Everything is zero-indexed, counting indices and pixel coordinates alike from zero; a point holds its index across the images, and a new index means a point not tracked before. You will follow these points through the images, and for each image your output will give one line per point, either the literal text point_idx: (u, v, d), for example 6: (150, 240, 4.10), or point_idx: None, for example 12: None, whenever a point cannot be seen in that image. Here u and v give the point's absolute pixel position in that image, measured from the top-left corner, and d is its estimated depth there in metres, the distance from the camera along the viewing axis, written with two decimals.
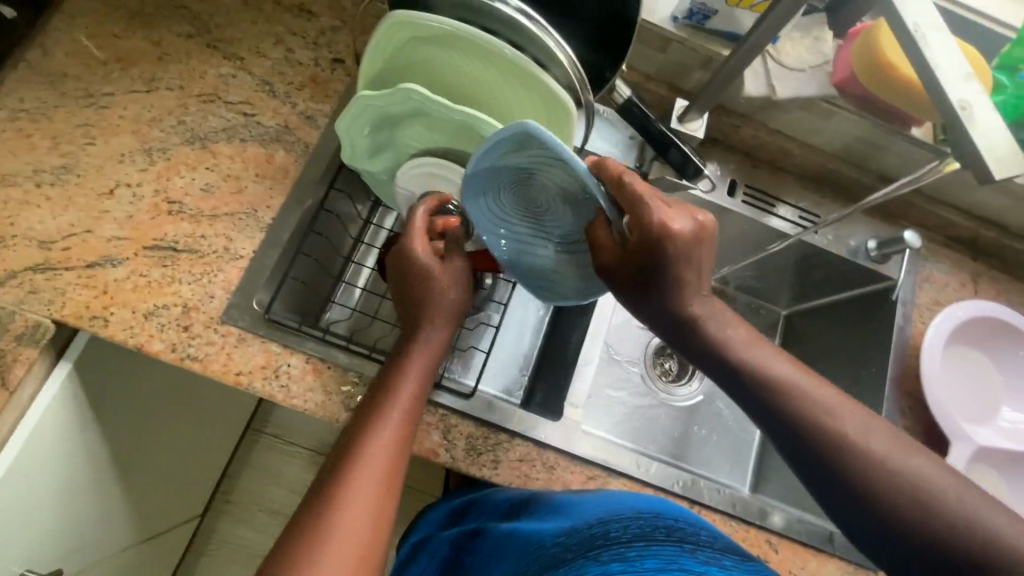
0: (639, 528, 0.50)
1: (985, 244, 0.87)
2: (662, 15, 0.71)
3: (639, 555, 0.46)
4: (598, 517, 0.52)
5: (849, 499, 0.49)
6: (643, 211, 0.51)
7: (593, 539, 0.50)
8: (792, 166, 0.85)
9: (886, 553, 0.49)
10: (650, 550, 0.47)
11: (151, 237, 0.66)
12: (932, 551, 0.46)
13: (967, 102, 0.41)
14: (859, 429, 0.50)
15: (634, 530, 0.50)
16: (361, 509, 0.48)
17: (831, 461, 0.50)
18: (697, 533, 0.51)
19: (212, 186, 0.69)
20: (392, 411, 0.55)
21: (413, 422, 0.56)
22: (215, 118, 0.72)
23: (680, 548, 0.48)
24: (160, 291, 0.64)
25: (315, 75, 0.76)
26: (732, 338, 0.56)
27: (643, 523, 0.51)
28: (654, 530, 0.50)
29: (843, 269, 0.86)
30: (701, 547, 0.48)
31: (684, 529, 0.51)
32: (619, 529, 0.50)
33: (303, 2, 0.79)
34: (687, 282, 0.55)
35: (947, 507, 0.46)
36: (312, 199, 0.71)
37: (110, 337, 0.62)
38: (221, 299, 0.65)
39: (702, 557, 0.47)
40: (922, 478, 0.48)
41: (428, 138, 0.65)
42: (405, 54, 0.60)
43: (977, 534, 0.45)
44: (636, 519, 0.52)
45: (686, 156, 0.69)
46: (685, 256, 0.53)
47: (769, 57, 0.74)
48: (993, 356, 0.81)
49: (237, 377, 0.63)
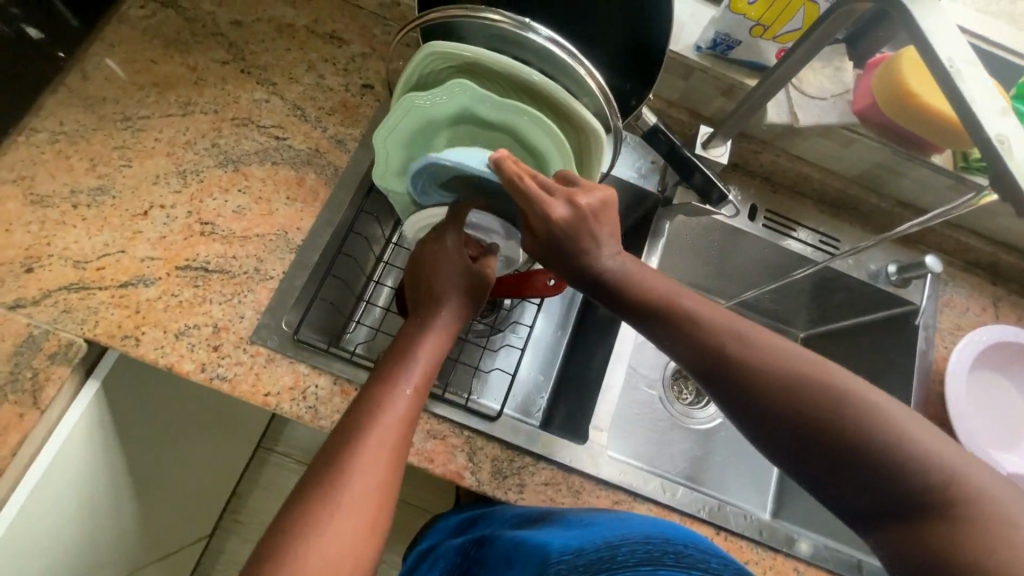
0: (642, 551, 0.42)
1: (1005, 269, 0.87)
2: (686, 44, 0.73)
3: None
4: (607, 541, 0.45)
5: (808, 453, 0.45)
6: (534, 200, 0.52)
7: (599, 560, 0.43)
8: (812, 192, 0.86)
9: (874, 526, 0.43)
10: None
11: (183, 257, 0.67)
12: (914, 512, 0.41)
13: (1004, 137, 0.42)
14: (814, 378, 0.46)
15: (640, 555, 0.42)
16: (342, 529, 0.44)
17: (796, 421, 0.46)
18: (710, 561, 0.41)
19: (243, 208, 0.70)
20: (381, 417, 0.50)
21: (405, 428, 0.51)
22: (247, 141, 0.73)
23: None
24: (191, 311, 0.65)
25: (345, 101, 0.78)
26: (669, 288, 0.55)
27: (647, 548, 0.43)
28: (663, 555, 0.42)
29: (863, 293, 0.86)
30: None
31: (697, 555, 0.42)
32: (625, 553, 0.43)
33: (334, 30, 0.81)
34: (593, 242, 0.55)
35: (922, 465, 0.41)
36: (342, 222, 0.72)
37: (141, 357, 0.62)
38: (250, 320, 0.66)
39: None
40: (894, 434, 0.43)
41: None
42: (438, 79, 0.61)
43: (962, 492, 0.40)
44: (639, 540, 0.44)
45: (709, 181, 0.69)
46: (580, 229, 0.54)
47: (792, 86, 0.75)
48: (1017, 382, 0.81)
49: (266, 398, 0.63)
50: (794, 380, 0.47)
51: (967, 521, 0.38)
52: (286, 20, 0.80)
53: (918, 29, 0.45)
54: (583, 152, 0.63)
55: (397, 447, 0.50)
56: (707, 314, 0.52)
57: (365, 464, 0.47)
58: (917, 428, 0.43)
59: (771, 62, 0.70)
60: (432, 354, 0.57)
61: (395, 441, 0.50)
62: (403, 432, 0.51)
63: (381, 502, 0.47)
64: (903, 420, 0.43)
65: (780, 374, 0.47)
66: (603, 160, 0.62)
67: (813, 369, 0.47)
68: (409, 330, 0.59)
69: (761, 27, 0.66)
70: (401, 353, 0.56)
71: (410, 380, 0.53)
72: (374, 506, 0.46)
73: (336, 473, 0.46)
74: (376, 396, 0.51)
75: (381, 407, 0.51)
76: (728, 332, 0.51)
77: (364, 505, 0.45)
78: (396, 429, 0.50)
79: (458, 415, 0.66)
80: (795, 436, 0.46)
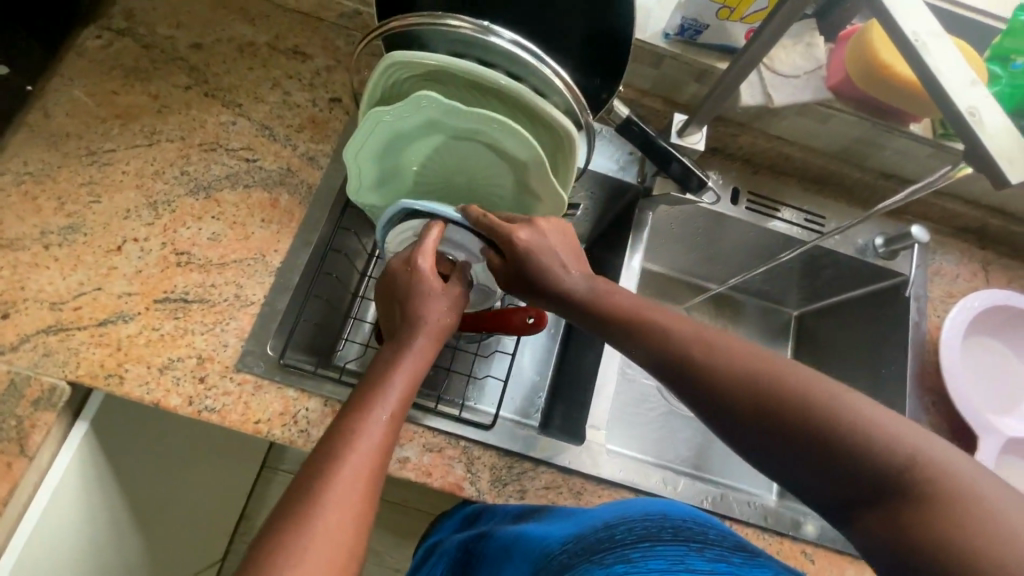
0: (641, 529, 0.43)
1: (992, 232, 0.87)
2: (653, 32, 0.71)
3: (643, 555, 0.39)
4: (604, 521, 0.46)
5: (776, 452, 0.44)
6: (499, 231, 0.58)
7: (597, 542, 0.43)
8: (793, 170, 0.85)
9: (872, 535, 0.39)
10: (656, 551, 0.40)
11: (161, 290, 0.66)
12: (907, 506, 0.38)
13: (975, 108, 0.41)
14: (777, 374, 0.45)
15: (639, 531, 0.43)
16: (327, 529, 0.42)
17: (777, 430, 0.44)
18: (709, 532, 0.43)
19: (218, 234, 0.69)
20: (373, 420, 0.49)
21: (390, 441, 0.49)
22: (217, 166, 0.72)
23: (686, 548, 0.40)
24: (174, 344, 0.64)
25: (314, 116, 0.76)
26: (629, 303, 0.55)
27: (646, 525, 0.44)
28: (660, 530, 0.43)
29: (853, 268, 0.86)
30: (712, 545, 0.41)
31: (694, 529, 0.43)
32: (624, 531, 0.43)
33: (297, 45, 0.80)
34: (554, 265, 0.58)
35: (905, 458, 0.39)
36: (319, 241, 0.71)
37: (127, 395, 0.61)
38: (235, 347, 0.65)
39: (712, 556, 0.39)
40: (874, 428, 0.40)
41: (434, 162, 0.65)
42: (402, 86, 0.60)
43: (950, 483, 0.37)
44: (637, 519, 0.45)
45: (687, 169, 0.69)
46: (544, 252, 0.58)
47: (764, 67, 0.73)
48: (1011, 344, 0.80)
49: (256, 426, 0.62)
50: (766, 383, 0.45)
51: (928, 499, 0.37)
52: (246, 38, 0.79)
53: (883, 4, 0.43)
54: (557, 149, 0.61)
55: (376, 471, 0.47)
56: (669, 321, 0.51)
57: (341, 489, 0.44)
58: (885, 417, 0.41)
59: (741, 44, 0.69)
60: (408, 379, 0.54)
61: (373, 469, 0.47)
62: (379, 459, 0.48)
63: (356, 533, 0.44)
64: (871, 410, 0.41)
65: (737, 373, 0.46)
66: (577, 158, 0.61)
67: (777, 367, 0.46)
68: (384, 355, 0.56)
69: (727, 9, 0.64)
70: (377, 378, 0.53)
71: (387, 404, 0.51)
72: (348, 536, 0.43)
73: (309, 502, 0.43)
74: (352, 421, 0.49)
75: (359, 428, 0.48)
76: (689, 336, 0.50)
77: (338, 535, 0.42)
78: (372, 457, 0.47)
79: (453, 426, 0.66)
80: (762, 437, 0.44)
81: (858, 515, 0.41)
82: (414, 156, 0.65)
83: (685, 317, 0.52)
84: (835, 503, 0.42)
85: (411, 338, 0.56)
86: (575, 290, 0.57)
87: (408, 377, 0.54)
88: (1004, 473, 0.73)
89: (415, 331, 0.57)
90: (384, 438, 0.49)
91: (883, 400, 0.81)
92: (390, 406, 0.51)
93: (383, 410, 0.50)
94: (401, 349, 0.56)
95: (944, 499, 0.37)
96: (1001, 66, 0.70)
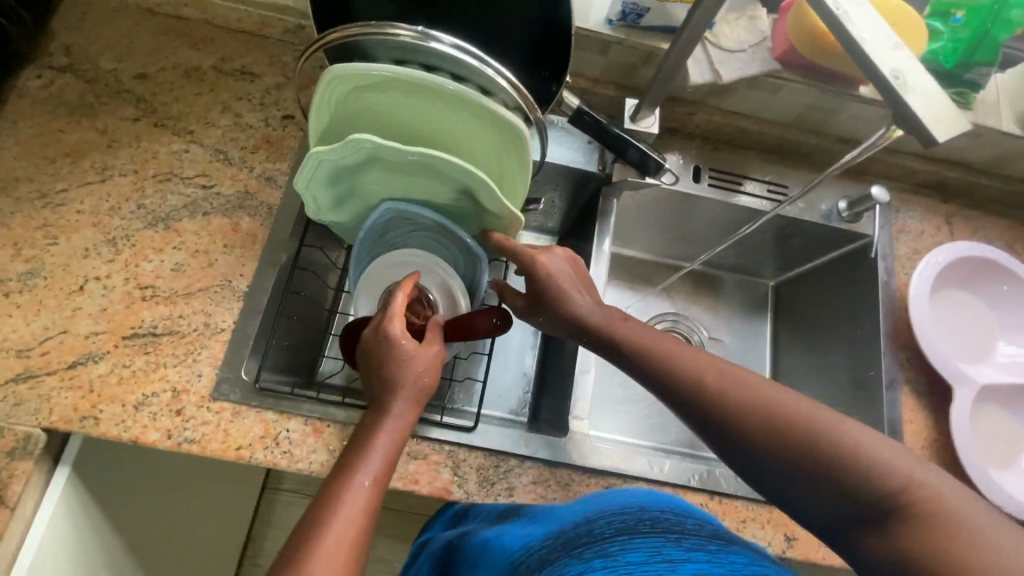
0: (620, 523, 0.44)
1: (953, 184, 0.88)
2: (596, 19, 0.71)
3: (621, 548, 0.40)
4: (585, 517, 0.47)
5: (780, 473, 0.47)
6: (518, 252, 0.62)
7: (577, 537, 0.44)
8: (752, 143, 0.86)
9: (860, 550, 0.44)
10: (633, 543, 0.40)
11: (128, 326, 0.65)
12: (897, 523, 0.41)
13: (899, 71, 0.42)
14: (782, 404, 0.48)
15: (617, 525, 0.43)
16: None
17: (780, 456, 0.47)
18: (685, 522, 0.44)
19: (182, 264, 0.68)
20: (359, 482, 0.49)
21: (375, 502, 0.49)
22: (174, 196, 0.71)
23: (664, 539, 0.41)
24: (147, 379, 0.63)
25: (268, 136, 0.76)
26: (638, 336, 0.57)
27: (626, 520, 0.44)
28: (638, 523, 0.43)
29: (820, 234, 0.87)
30: (689, 534, 0.41)
31: (672, 521, 0.44)
32: (602, 526, 0.44)
33: (244, 65, 0.79)
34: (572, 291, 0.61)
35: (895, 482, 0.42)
36: (285, 261, 0.71)
37: (104, 435, 0.61)
38: (209, 376, 0.64)
39: (690, 545, 0.40)
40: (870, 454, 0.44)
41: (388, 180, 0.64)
42: (347, 104, 0.60)
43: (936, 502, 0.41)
44: (617, 515, 0.46)
45: (644, 154, 0.71)
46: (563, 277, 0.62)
47: (710, 44, 0.74)
48: (977, 294, 0.82)
49: (238, 452, 0.62)
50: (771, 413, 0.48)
51: (916, 517, 0.41)
52: (191, 63, 0.78)
53: None
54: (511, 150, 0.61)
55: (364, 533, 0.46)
56: (678, 353, 0.54)
57: (322, 561, 0.43)
58: (880, 444, 0.44)
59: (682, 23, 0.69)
60: (390, 443, 0.53)
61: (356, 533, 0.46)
62: (364, 526, 0.47)
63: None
64: (867, 438, 0.45)
65: (743, 404, 0.49)
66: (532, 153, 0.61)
67: (782, 398, 0.48)
68: (367, 421, 0.55)
69: None
70: (358, 444, 0.53)
71: (369, 471, 0.50)
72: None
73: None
74: (332, 489, 0.48)
75: (344, 492, 0.48)
76: (696, 366, 0.53)
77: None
78: (354, 528, 0.46)
79: (434, 432, 0.66)
80: (767, 461, 0.47)
81: (856, 530, 0.44)
82: (369, 179, 0.64)
83: (695, 349, 0.54)
84: (832, 519, 0.45)
85: (388, 402, 0.56)
86: (589, 318, 0.60)
87: (389, 441, 0.54)
88: (980, 420, 0.74)
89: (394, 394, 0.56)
90: (367, 503, 0.48)
91: (860, 361, 0.82)
92: (372, 473, 0.50)
93: (363, 478, 0.49)
94: (380, 414, 0.55)
95: (929, 514, 0.40)
96: (942, 21, 0.72)
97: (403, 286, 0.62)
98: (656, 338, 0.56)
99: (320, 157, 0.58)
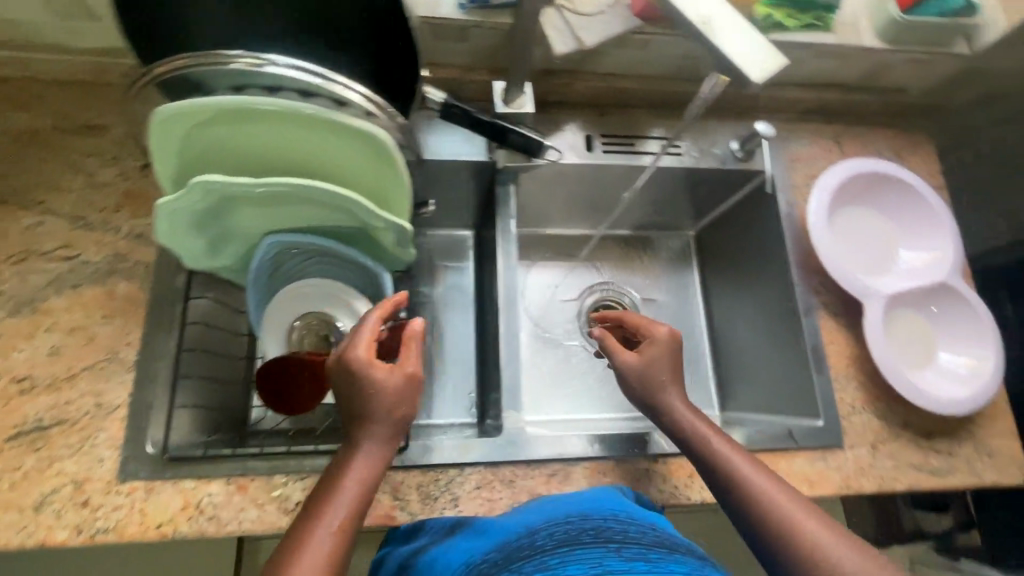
0: (562, 535, 0.44)
1: (835, 106, 0.91)
2: (447, 8, 0.69)
3: (560, 563, 0.40)
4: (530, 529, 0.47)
5: (748, 524, 0.54)
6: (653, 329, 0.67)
7: (517, 551, 0.44)
8: (637, 102, 0.85)
9: None
10: (574, 556, 0.40)
11: (9, 425, 0.60)
12: None
13: (707, 20, 0.53)
14: (788, 501, 0.54)
15: (559, 537, 0.43)
16: None
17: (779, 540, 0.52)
18: (629, 530, 0.44)
19: (58, 346, 0.63)
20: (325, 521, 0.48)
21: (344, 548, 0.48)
22: (35, 275, 0.66)
23: (604, 549, 0.41)
24: (42, 477, 0.59)
25: (129, 190, 0.71)
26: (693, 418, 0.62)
27: (568, 531, 0.44)
28: (580, 533, 0.43)
29: (720, 179, 0.88)
30: (629, 543, 0.42)
31: (614, 529, 0.44)
32: (545, 539, 0.44)
33: (88, 119, 0.73)
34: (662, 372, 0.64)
35: None
36: (174, 319, 0.66)
37: (4, 546, 0.56)
38: (112, 459, 0.60)
39: (628, 554, 0.40)
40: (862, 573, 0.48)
41: (266, 216, 0.62)
42: (194, 142, 0.54)
43: None
44: (560, 526, 0.45)
45: (525, 138, 0.69)
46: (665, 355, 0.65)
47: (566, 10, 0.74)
48: (874, 208, 0.85)
49: (160, 530, 0.59)
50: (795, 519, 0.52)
51: None
52: (28, 128, 0.71)
53: None
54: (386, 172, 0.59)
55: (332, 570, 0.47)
56: (733, 456, 0.58)
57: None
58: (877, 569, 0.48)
59: None
60: (363, 477, 0.52)
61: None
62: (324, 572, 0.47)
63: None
64: (866, 563, 0.49)
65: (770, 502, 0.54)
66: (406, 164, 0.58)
67: (788, 499, 0.54)
68: (355, 443, 0.53)
69: None
70: (336, 475, 0.52)
71: (342, 504, 0.50)
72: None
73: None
74: (312, 518, 0.49)
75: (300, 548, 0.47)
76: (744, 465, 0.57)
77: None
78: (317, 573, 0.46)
79: None
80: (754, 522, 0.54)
81: None
82: (240, 217, 0.61)
83: (751, 460, 0.58)
84: None
85: (370, 428, 0.53)
86: (674, 405, 0.63)
87: (361, 480, 0.52)
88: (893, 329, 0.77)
89: (375, 420, 0.53)
90: (334, 542, 0.48)
91: (778, 294, 0.84)
92: (347, 508, 0.50)
93: (341, 513, 0.49)
94: (359, 441, 0.53)
95: None
96: None
97: (378, 305, 0.59)
98: (716, 434, 0.61)
99: (170, 208, 0.54)
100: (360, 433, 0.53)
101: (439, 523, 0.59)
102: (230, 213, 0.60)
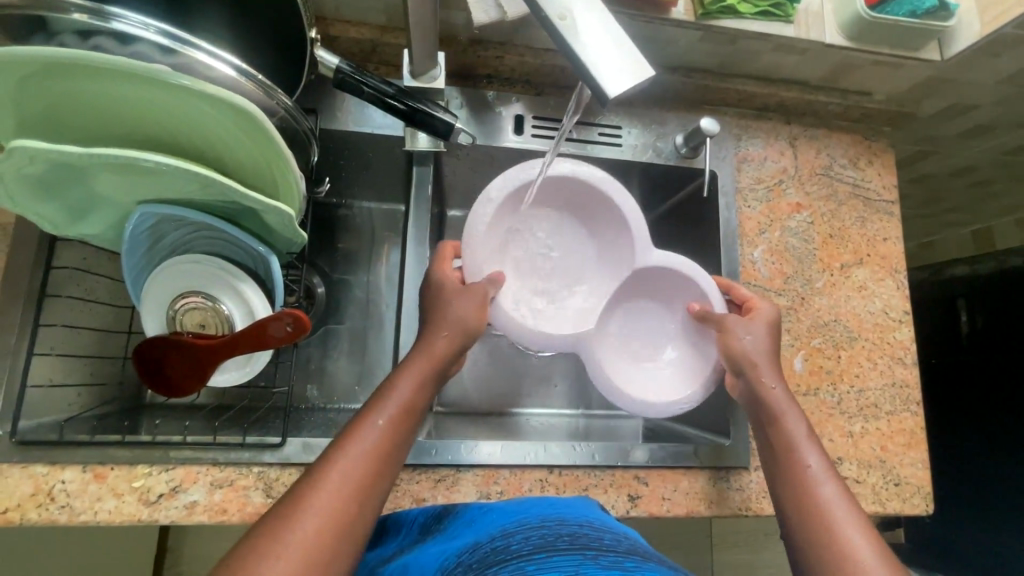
0: (537, 540, 0.41)
1: None
2: (709, 19, 0.63)
3: (637, 566, 0.37)
4: (611, 528, 0.45)
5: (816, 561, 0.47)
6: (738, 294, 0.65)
7: (614, 541, 0.41)
8: None
9: None
10: (646, 563, 0.38)
11: (165, 254, 0.63)
12: None
13: None
14: (855, 518, 0.49)
15: (628, 545, 0.41)
16: (334, 489, 0.43)
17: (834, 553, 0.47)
18: (601, 538, 0.41)
19: None
20: (388, 419, 0.48)
21: (391, 454, 0.47)
22: None
23: (580, 556, 0.37)
24: (176, 312, 0.62)
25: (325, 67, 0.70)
26: (781, 399, 0.57)
27: (621, 542, 0.42)
28: (651, 551, 0.42)
29: None
30: (605, 551, 0.38)
31: (588, 535, 0.41)
32: (613, 540, 0.41)
33: None
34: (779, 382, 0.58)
35: None
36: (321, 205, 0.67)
37: (138, 359, 0.61)
38: (235, 322, 0.63)
39: (606, 562, 0.37)
40: None
41: (387, 107, 0.57)
42: (413, 41, 0.54)
43: None
44: (534, 531, 0.42)
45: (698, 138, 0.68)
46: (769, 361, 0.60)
47: (811, 55, 0.69)
48: None
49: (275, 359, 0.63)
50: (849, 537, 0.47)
51: None
52: None
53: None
54: (591, 67, 0.35)
55: (368, 481, 0.45)
56: (803, 446, 0.54)
57: (328, 498, 0.43)
58: None
59: (716, 128, 0.66)
60: (415, 383, 0.51)
61: (366, 472, 0.45)
62: (371, 465, 0.46)
63: (341, 540, 0.42)
64: None
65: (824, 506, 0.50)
66: (613, 86, 0.34)
67: (854, 516, 0.49)
68: (411, 354, 0.53)
69: None
70: (386, 386, 0.51)
71: (387, 410, 0.49)
72: (326, 547, 0.41)
73: (291, 512, 0.41)
74: (350, 429, 0.47)
75: (371, 435, 0.47)
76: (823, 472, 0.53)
77: (323, 546, 0.41)
78: (364, 461, 0.45)
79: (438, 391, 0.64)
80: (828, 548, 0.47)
81: None
82: (373, 101, 0.57)
83: (821, 453, 0.55)
84: None
85: (436, 341, 0.54)
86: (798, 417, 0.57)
87: (414, 386, 0.51)
88: None
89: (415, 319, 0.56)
90: (384, 440, 0.47)
91: None
92: (392, 413, 0.49)
93: (384, 414, 0.49)
94: (418, 351, 0.53)
95: None
96: None
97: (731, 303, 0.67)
98: (793, 411, 0.57)
99: (340, 83, 0.56)
100: (418, 353, 0.53)
101: (411, 516, 0.56)
102: (371, 102, 0.57)
